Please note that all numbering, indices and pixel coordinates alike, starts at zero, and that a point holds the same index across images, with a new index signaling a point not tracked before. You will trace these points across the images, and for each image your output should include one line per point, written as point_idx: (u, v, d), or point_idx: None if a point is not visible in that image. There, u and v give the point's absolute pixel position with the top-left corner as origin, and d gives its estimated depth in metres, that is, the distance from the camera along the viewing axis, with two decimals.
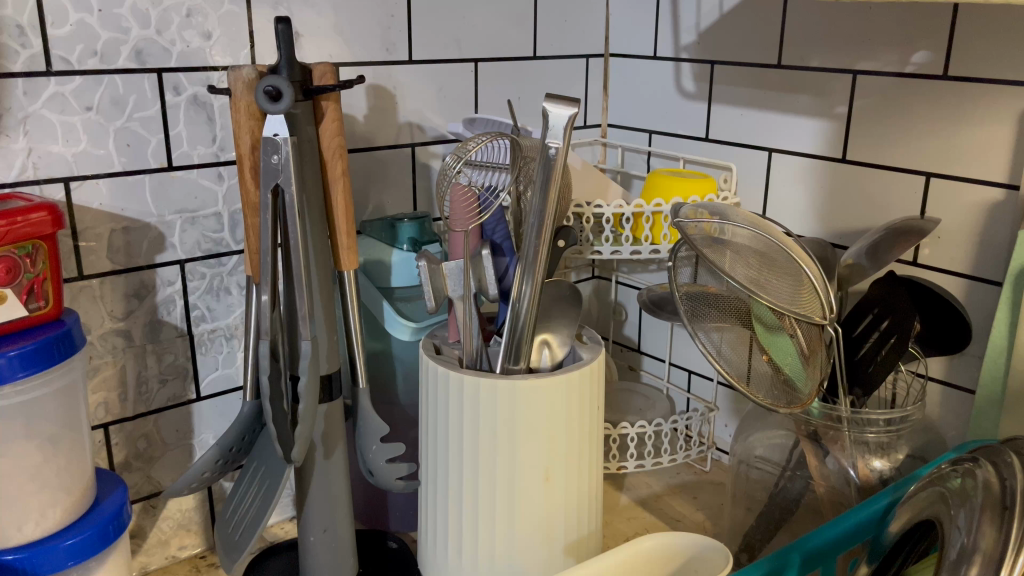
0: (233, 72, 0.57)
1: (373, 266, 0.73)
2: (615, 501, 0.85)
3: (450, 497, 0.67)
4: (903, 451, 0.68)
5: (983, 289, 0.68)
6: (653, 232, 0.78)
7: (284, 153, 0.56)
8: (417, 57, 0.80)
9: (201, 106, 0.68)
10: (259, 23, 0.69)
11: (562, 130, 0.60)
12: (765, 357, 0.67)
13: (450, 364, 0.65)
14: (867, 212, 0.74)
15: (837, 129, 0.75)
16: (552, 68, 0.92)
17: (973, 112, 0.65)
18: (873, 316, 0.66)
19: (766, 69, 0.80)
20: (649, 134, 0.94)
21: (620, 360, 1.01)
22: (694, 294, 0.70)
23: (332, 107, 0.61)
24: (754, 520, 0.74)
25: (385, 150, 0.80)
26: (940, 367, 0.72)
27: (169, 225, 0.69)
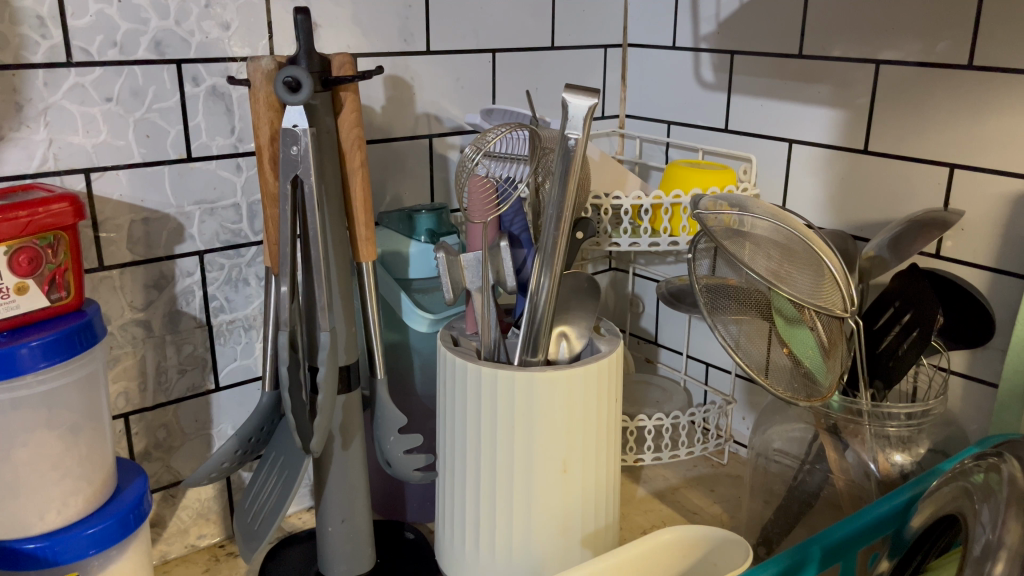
0: (252, 63, 0.57)
1: (390, 257, 0.73)
2: (632, 493, 0.85)
3: (467, 488, 0.67)
4: (925, 446, 0.67)
5: (1007, 282, 0.67)
6: (671, 224, 0.78)
7: (303, 144, 0.56)
8: (435, 48, 0.80)
9: (220, 97, 0.68)
10: (277, 14, 0.69)
11: (581, 120, 0.59)
12: (785, 350, 0.66)
13: (468, 356, 0.65)
14: (889, 204, 0.73)
15: (858, 119, 0.74)
16: (570, 59, 0.92)
17: (999, 103, 0.64)
18: (894, 309, 0.65)
19: (787, 58, 0.79)
20: (667, 125, 0.93)
21: (637, 352, 1.01)
22: (715, 287, 0.69)
23: (352, 98, 0.60)
24: (772, 513, 0.74)
25: (403, 140, 0.80)
26: (963, 361, 0.71)
27: (188, 216, 0.69)
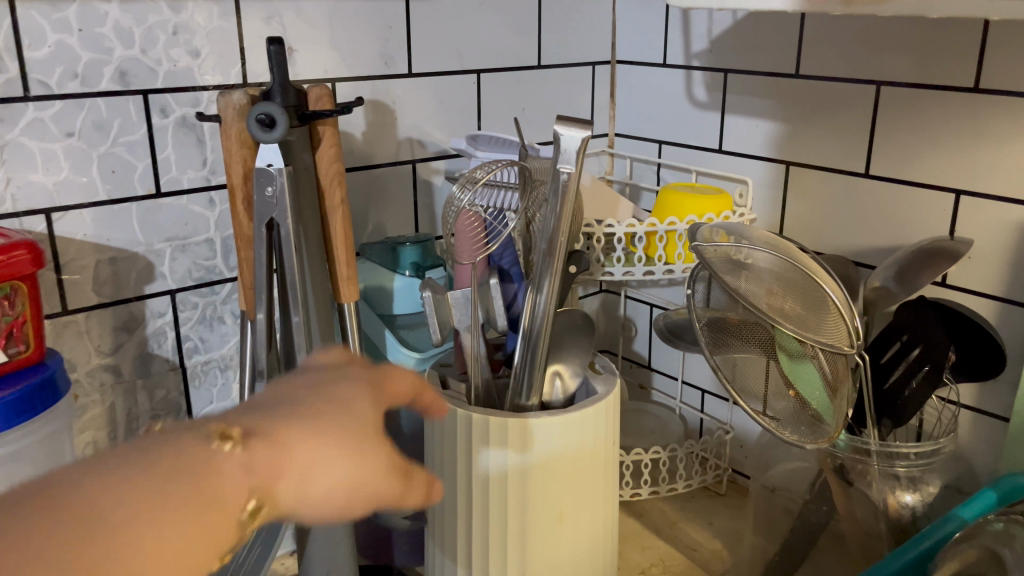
0: (222, 97, 0.54)
1: (373, 292, 0.70)
2: (628, 529, 0.82)
3: (458, 539, 0.63)
4: (934, 484, 0.64)
5: (1017, 313, 0.64)
6: (666, 252, 0.75)
7: (279, 184, 0.53)
8: (417, 70, 0.77)
9: (190, 128, 0.64)
10: (250, 39, 0.66)
11: (574, 154, 0.56)
12: (791, 391, 0.63)
13: (458, 400, 0.62)
14: (891, 230, 0.71)
15: (858, 141, 0.71)
16: (557, 77, 0.88)
17: (1007, 128, 0.62)
18: (901, 344, 0.63)
19: (782, 78, 0.76)
20: (658, 144, 0.90)
21: (630, 376, 0.98)
22: (715, 323, 0.67)
23: (330, 131, 0.57)
24: (775, 552, 0.71)
25: (385, 167, 0.77)
26: (971, 393, 0.69)
27: (158, 254, 0.65)
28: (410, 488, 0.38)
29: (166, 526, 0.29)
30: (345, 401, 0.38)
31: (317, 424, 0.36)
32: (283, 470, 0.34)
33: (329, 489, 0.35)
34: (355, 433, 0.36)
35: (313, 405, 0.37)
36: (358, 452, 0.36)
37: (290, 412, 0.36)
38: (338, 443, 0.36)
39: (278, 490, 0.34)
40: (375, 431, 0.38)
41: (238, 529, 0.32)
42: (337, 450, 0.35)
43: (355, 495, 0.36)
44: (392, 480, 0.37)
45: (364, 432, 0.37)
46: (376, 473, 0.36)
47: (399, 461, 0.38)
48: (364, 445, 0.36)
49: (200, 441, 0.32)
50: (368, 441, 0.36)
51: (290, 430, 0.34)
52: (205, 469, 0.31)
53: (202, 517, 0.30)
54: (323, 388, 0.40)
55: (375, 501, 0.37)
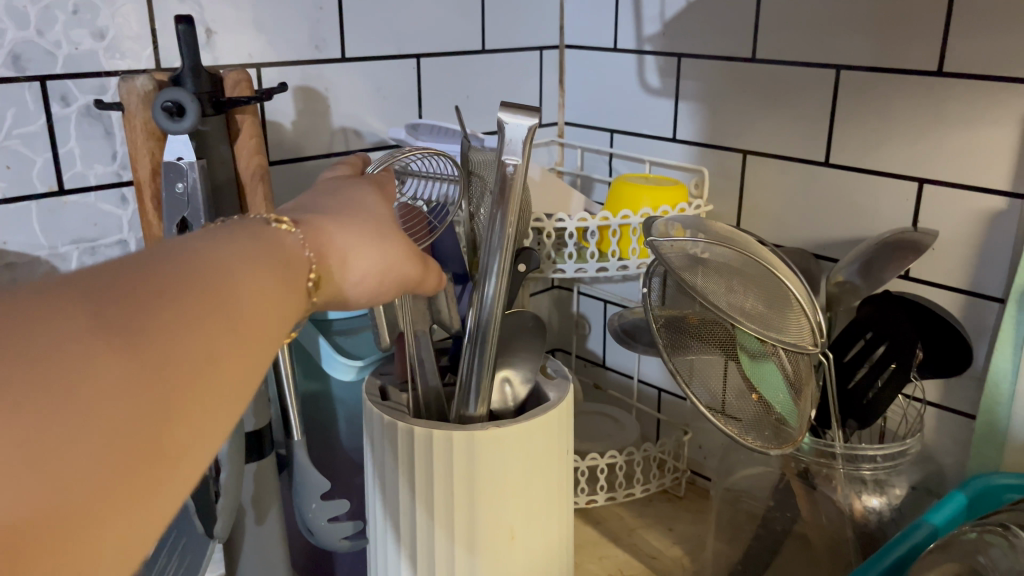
0: (125, 83, 0.48)
1: None
2: (584, 537, 0.78)
3: (402, 562, 0.59)
4: (902, 486, 0.62)
5: (983, 306, 0.62)
6: (621, 247, 0.71)
7: (191, 179, 0.47)
8: (352, 55, 0.71)
9: (97, 118, 0.58)
10: (163, 20, 0.60)
11: (520, 143, 0.51)
12: (753, 394, 0.59)
13: (399, 413, 0.57)
14: (852, 221, 0.68)
15: (817, 129, 0.68)
16: (503, 62, 0.84)
17: (973, 113, 0.59)
18: (866, 341, 0.60)
19: (739, 62, 0.73)
20: (609, 133, 0.86)
21: (584, 376, 0.94)
22: (671, 321, 0.62)
23: (250, 121, 0.52)
24: (738, 560, 0.68)
25: (319, 159, 0.71)
26: (936, 389, 0.66)
27: (64, 258, 0.59)
28: (295, 297, 0.33)
29: (69, 466, 0.22)
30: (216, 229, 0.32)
31: (224, 340, 0.28)
32: (330, 253, 0.36)
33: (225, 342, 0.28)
34: (252, 318, 0.29)
35: (206, 238, 0.30)
36: (251, 325, 0.29)
37: (184, 236, 0.30)
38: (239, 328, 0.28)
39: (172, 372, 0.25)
40: (277, 308, 0.31)
41: (156, 492, 0.25)
42: (236, 293, 0.29)
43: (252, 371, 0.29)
44: (272, 330, 0.31)
45: (254, 325, 0.29)
46: (271, 304, 0.31)
47: (303, 286, 0.34)
48: (265, 310, 0.30)
49: (79, 330, 0.23)
50: (265, 327, 0.30)
51: (327, 217, 0.37)
52: (130, 379, 0.24)
53: (103, 370, 0.23)
54: (210, 235, 0.31)
55: (269, 333, 0.30)
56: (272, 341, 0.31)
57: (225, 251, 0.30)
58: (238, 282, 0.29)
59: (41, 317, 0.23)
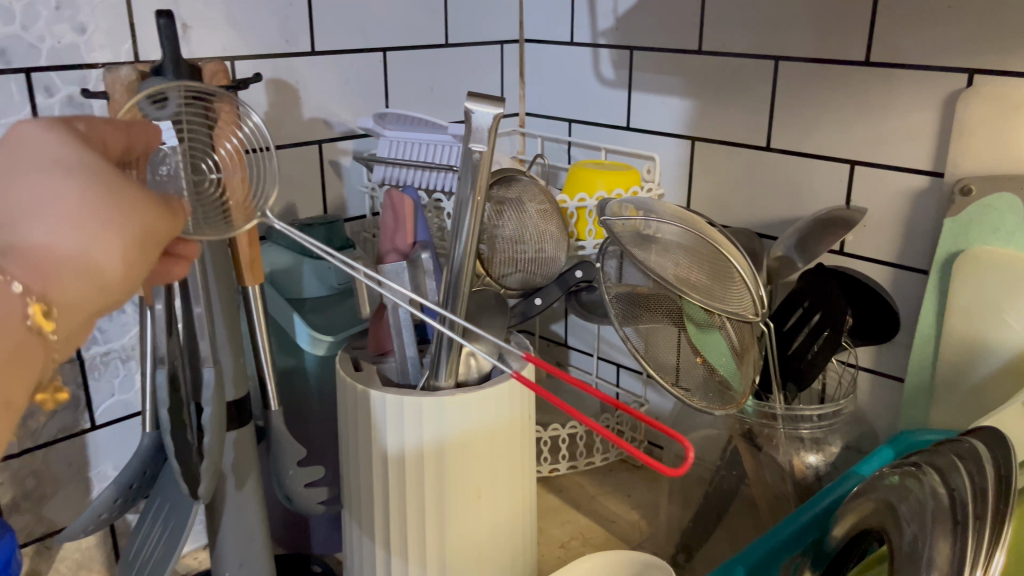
0: (110, 73, 0.53)
1: (282, 277, 0.69)
2: (547, 505, 0.83)
3: (376, 521, 0.62)
4: (836, 444, 0.66)
5: (910, 278, 0.67)
6: (577, 228, 0.75)
7: (173, 162, 0.52)
8: (320, 48, 0.75)
9: (79, 108, 0.63)
10: (141, 15, 0.64)
11: (486, 131, 0.55)
12: (698, 359, 0.65)
13: (370, 381, 0.61)
14: (791, 202, 0.73)
15: (758, 116, 0.73)
16: (465, 56, 0.88)
17: (895, 99, 0.64)
18: (803, 309, 0.65)
19: (686, 54, 0.78)
20: (568, 123, 0.91)
21: (547, 355, 0.99)
22: (625, 294, 0.67)
23: (226, 107, 0.56)
24: (691, 519, 0.73)
25: (288, 147, 0.75)
26: (869, 356, 0.72)
27: None
28: (178, 217, 0.39)
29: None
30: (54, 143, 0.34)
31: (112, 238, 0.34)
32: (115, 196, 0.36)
33: (119, 264, 0.34)
34: (151, 232, 0.36)
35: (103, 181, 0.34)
36: (150, 236, 0.36)
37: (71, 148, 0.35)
38: (132, 248, 0.35)
39: (66, 303, 0.33)
40: (164, 227, 0.37)
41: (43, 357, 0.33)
42: (128, 214, 0.35)
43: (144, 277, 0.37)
44: (157, 241, 0.37)
45: (145, 236, 0.36)
46: (165, 218, 0.37)
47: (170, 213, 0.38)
48: (159, 224, 0.37)
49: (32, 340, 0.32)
50: (158, 237, 0.37)
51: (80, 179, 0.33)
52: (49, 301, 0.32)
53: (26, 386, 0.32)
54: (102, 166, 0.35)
55: (153, 245, 0.37)
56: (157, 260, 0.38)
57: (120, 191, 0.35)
58: (128, 205, 0.35)
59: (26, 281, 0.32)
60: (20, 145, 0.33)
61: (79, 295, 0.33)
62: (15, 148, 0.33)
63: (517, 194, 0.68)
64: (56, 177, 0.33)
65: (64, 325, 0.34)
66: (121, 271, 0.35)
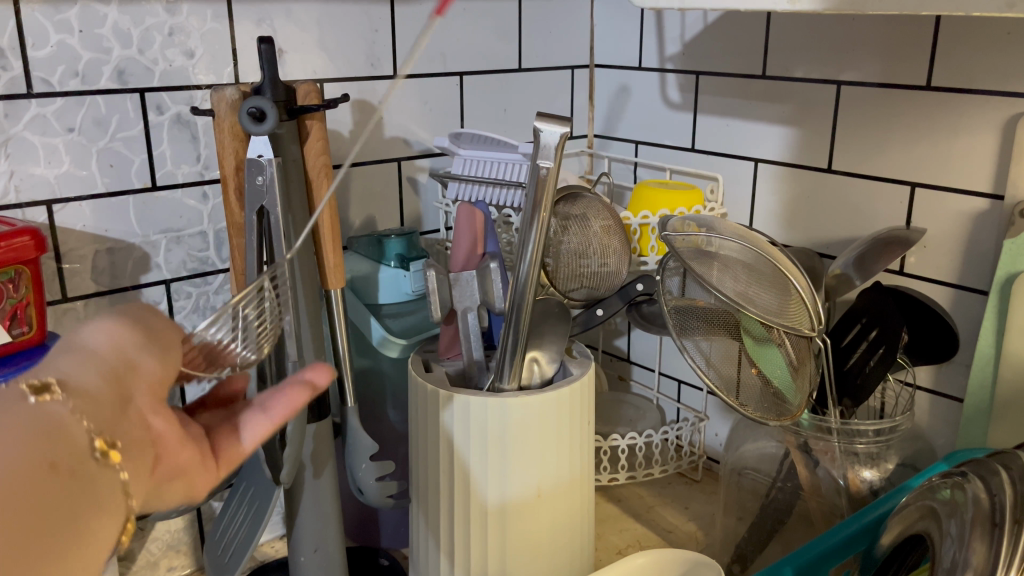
0: (216, 93, 0.59)
1: (360, 283, 0.74)
2: (605, 513, 0.85)
3: (441, 514, 0.66)
4: (892, 461, 0.68)
5: (970, 298, 0.68)
6: (641, 244, 0.78)
7: (268, 173, 0.57)
8: (402, 72, 0.81)
9: (185, 125, 0.69)
10: (242, 40, 0.71)
11: (554, 148, 0.59)
12: (754, 369, 0.67)
13: (439, 381, 0.65)
14: (851, 222, 0.75)
15: (820, 138, 0.75)
16: (537, 79, 0.93)
17: (955, 123, 0.66)
18: (861, 326, 0.66)
19: (751, 78, 0.80)
20: (635, 144, 0.94)
21: (610, 370, 1.02)
22: (683, 308, 0.69)
23: (317, 125, 0.62)
24: (746, 530, 0.74)
25: (369, 164, 0.81)
26: (929, 376, 0.72)
27: (154, 245, 0.70)
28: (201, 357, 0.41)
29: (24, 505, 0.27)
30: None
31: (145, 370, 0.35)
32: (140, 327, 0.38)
33: (100, 343, 0.35)
34: (130, 319, 0.37)
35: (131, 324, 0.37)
36: (134, 324, 0.37)
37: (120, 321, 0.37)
38: (112, 330, 0.36)
39: (72, 376, 0.32)
40: (154, 321, 0.38)
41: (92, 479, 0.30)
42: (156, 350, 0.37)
43: (168, 363, 0.37)
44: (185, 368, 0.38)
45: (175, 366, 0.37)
46: (140, 312, 0.38)
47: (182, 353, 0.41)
48: (140, 317, 0.38)
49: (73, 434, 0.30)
50: (143, 321, 0.38)
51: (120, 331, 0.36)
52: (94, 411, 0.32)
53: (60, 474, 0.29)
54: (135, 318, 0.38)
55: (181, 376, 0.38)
56: (177, 352, 0.38)
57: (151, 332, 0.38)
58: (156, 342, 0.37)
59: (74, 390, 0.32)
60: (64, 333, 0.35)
61: (81, 367, 0.33)
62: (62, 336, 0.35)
63: (581, 210, 0.71)
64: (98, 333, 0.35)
65: (90, 396, 0.32)
66: (106, 346, 0.35)
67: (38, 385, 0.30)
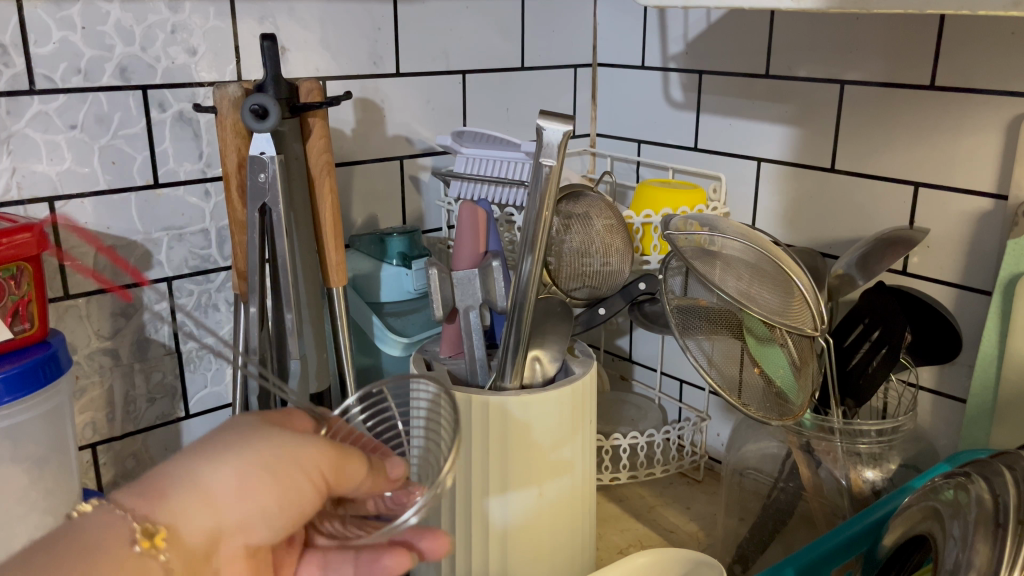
0: (218, 90, 0.58)
1: (362, 280, 0.74)
2: (606, 512, 0.85)
3: (442, 513, 0.66)
4: (895, 461, 0.68)
5: (973, 298, 0.68)
6: (643, 243, 0.78)
7: (271, 171, 0.57)
8: (404, 70, 0.81)
9: (187, 122, 0.69)
10: (244, 38, 0.71)
11: (556, 147, 0.59)
12: (757, 369, 0.66)
13: (442, 379, 0.65)
14: (854, 221, 0.74)
15: (824, 137, 0.75)
16: (540, 78, 0.93)
17: (958, 122, 0.66)
18: (864, 325, 0.66)
19: (754, 78, 0.80)
20: (637, 144, 0.94)
21: (611, 369, 1.02)
22: (686, 307, 0.69)
23: (320, 123, 0.62)
24: (747, 531, 0.74)
25: (372, 162, 0.81)
26: (931, 377, 0.72)
27: (156, 242, 0.70)
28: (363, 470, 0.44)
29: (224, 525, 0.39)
30: (235, 421, 0.43)
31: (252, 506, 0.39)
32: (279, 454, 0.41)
33: (232, 484, 0.39)
34: (278, 461, 0.40)
35: (270, 451, 0.40)
36: (278, 467, 0.40)
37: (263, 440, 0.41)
38: (249, 469, 0.39)
39: (176, 522, 0.37)
40: (304, 466, 0.41)
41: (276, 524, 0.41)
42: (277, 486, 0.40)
43: (285, 512, 0.40)
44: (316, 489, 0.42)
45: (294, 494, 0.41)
46: (296, 446, 0.41)
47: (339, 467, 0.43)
48: (296, 454, 0.41)
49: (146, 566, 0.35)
50: (293, 469, 0.40)
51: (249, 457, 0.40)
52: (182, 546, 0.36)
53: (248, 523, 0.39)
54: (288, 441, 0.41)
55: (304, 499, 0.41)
56: (305, 505, 0.41)
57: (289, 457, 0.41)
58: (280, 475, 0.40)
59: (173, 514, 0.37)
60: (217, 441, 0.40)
61: (191, 513, 0.37)
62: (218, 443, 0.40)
63: (584, 209, 0.71)
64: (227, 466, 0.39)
65: (182, 551, 0.36)
66: (233, 489, 0.39)
67: (147, 529, 0.35)
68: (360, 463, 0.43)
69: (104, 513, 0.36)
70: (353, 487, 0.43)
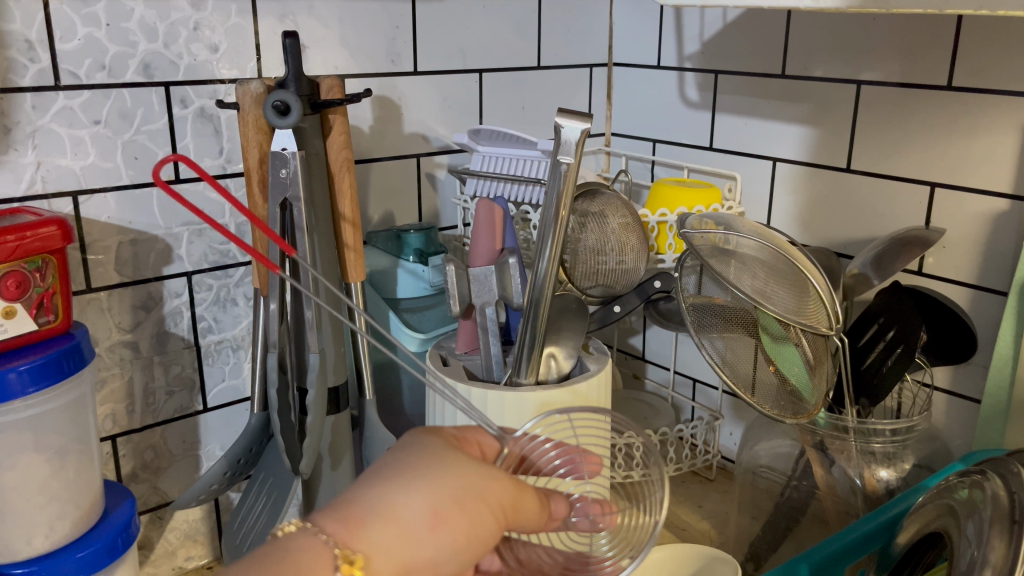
0: (241, 86, 0.59)
1: (379, 277, 0.75)
2: None
3: None
4: (909, 461, 0.68)
5: (989, 299, 0.68)
6: (658, 242, 0.79)
7: (293, 167, 0.58)
8: (422, 68, 0.81)
9: (208, 119, 0.70)
10: (266, 36, 0.71)
11: (574, 144, 0.59)
12: (771, 367, 0.66)
13: (458, 376, 0.65)
14: (869, 222, 0.75)
15: (840, 137, 0.75)
16: (556, 77, 0.93)
17: (975, 123, 0.66)
18: (878, 325, 0.66)
19: (770, 77, 0.80)
20: (652, 143, 0.95)
21: (625, 368, 1.02)
22: (702, 305, 0.69)
23: (340, 119, 0.63)
24: (759, 529, 0.74)
25: (389, 160, 0.81)
26: (946, 377, 0.72)
27: (176, 237, 0.71)
28: (533, 504, 0.44)
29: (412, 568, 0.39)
30: (415, 442, 0.42)
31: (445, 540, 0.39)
32: (470, 486, 0.41)
33: (424, 517, 0.39)
34: (466, 495, 0.40)
35: (458, 478, 0.41)
36: (466, 501, 0.40)
37: (451, 470, 0.41)
38: (441, 504, 0.39)
39: (371, 555, 0.37)
40: (486, 499, 0.41)
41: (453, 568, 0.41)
42: (469, 518, 0.40)
43: (470, 546, 0.41)
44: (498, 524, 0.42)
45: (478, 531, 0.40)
46: (480, 479, 0.41)
47: (512, 507, 0.43)
48: (479, 486, 0.41)
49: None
50: (477, 503, 0.40)
51: (443, 488, 0.40)
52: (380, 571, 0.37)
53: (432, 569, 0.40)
54: (474, 469, 0.41)
55: (486, 536, 0.41)
56: (487, 538, 0.41)
57: (476, 486, 0.41)
58: (472, 508, 0.40)
59: (378, 539, 0.37)
60: (410, 465, 0.40)
61: (386, 543, 0.37)
62: (410, 467, 0.40)
63: (600, 208, 0.71)
64: (422, 494, 0.39)
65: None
66: (424, 521, 0.39)
67: (347, 557, 0.36)
68: (532, 502, 0.44)
69: (304, 535, 0.36)
70: (525, 523, 0.44)
